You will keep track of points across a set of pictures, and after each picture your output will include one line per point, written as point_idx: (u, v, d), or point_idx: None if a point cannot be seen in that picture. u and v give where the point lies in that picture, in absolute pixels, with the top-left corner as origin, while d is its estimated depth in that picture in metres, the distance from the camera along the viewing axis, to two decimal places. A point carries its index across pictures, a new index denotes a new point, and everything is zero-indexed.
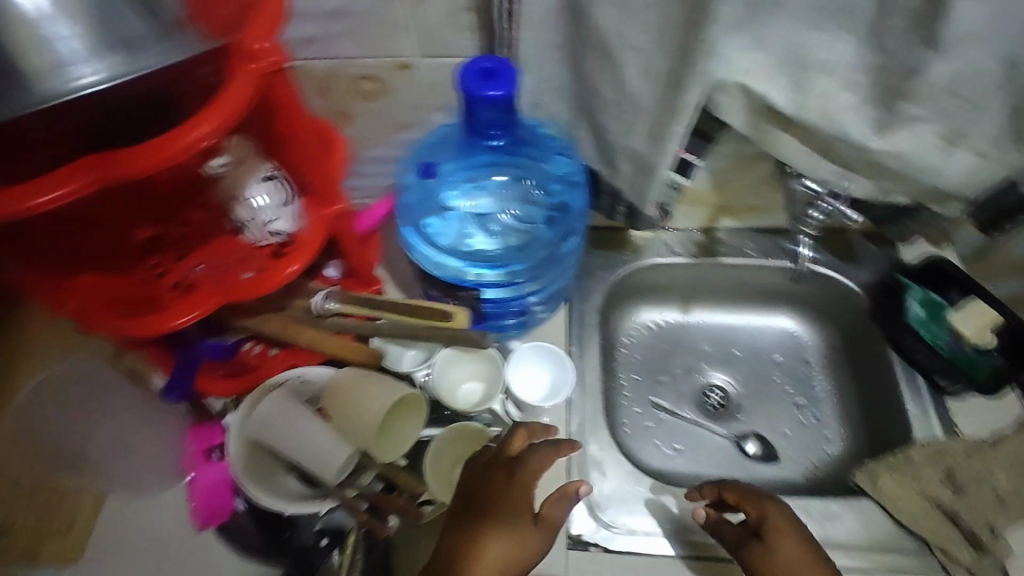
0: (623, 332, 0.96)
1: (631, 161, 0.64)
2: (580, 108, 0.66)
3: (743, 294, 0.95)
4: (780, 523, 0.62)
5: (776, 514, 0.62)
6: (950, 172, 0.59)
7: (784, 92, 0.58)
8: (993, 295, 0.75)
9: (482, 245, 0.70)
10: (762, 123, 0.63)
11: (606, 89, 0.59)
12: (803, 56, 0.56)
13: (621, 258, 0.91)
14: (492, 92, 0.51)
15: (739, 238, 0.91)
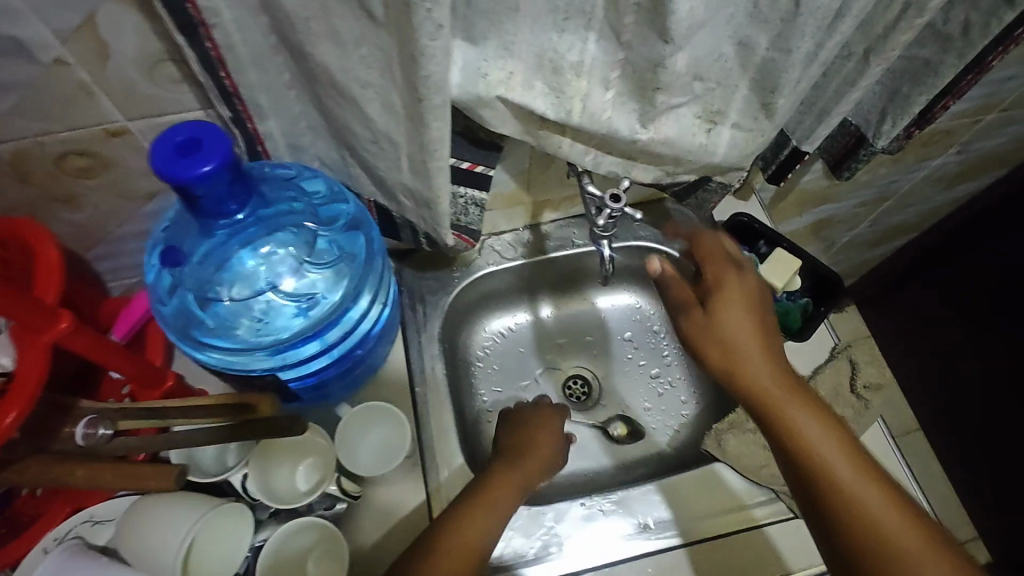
0: (474, 347, 0.92)
1: (410, 197, 0.58)
2: (344, 145, 0.59)
3: (583, 279, 0.94)
4: (741, 325, 0.60)
5: (731, 281, 0.63)
6: (718, 149, 0.61)
7: (546, 98, 0.55)
8: (792, 244, 0.82)
9: (254, 332, 0.60)
10: (536, 129, 0.60)
11: (358, 128, 0.53)
12: (552, 60, 0.53)
13: (452, 274, 0.86)
14: (203, 168, 0.43)
15: (564, 229, 0.90)
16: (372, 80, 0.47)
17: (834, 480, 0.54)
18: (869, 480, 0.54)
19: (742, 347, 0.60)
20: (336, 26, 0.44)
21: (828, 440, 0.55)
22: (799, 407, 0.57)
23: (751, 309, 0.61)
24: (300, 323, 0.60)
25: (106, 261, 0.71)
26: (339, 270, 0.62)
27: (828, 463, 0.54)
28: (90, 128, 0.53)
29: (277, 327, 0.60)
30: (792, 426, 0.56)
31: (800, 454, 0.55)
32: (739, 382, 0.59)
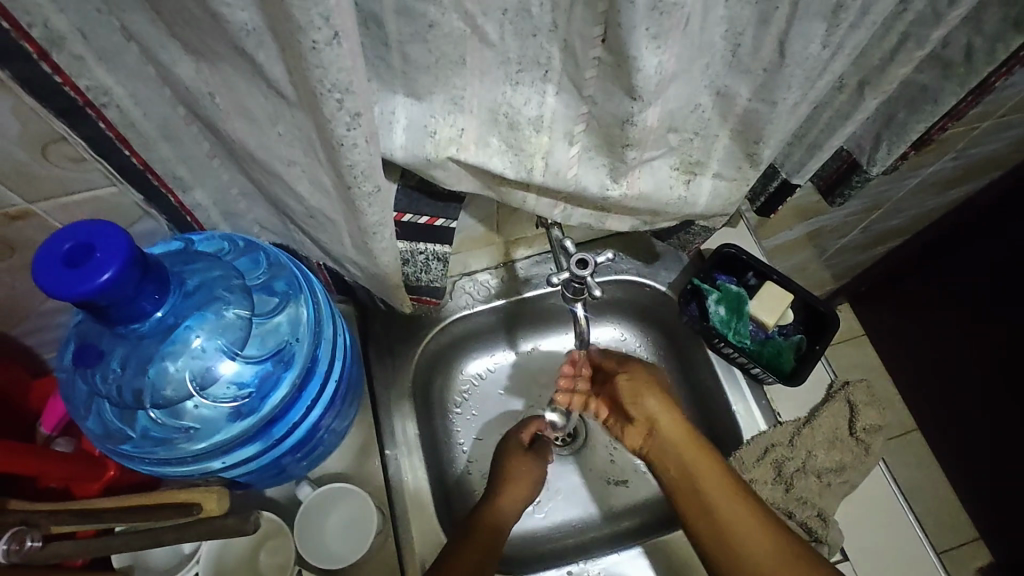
0: (450, 394, 0.85)
1: (359, 269, 0.52)
2: (281, 214, 0.52)
3: (563, 314, 0.88)
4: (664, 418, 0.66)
5: (640, 376, 0.69)
6: (699, 199, 0.55)
7: (503, 157, 0.49)
8: (783, 275, 0.77)
9: (189, 441, 0.53)
10: (497, 186, 0.54)
11: (292, 203, 0.47)
12: (508, 115, 0.46)
13: (422, 321, 0.80)
14: (101, 277, 0.37)
15: (539, 265, 0.84)
16: (296, 158, 0.41)
17: (757, 571, 0.57)
18: (797, 568, 0.56)
19: (684, 447, 0.64)
20: (247, 103, 0.38)
21: (757, 533, 0.58)
22: (708, 465, 0.63)
23: (672, 414, 0.66)
24: (243, 421, 0.54)
25: (32, 337, 0.64)
26: (282, 355, 0.56)
27: (759, 557, 0.57)
28: None
29: (214, 429, 0.54)
30: (711, 509, 0.61)
31: (722, 547, 0.59)
32: (684, 477, 0.63)
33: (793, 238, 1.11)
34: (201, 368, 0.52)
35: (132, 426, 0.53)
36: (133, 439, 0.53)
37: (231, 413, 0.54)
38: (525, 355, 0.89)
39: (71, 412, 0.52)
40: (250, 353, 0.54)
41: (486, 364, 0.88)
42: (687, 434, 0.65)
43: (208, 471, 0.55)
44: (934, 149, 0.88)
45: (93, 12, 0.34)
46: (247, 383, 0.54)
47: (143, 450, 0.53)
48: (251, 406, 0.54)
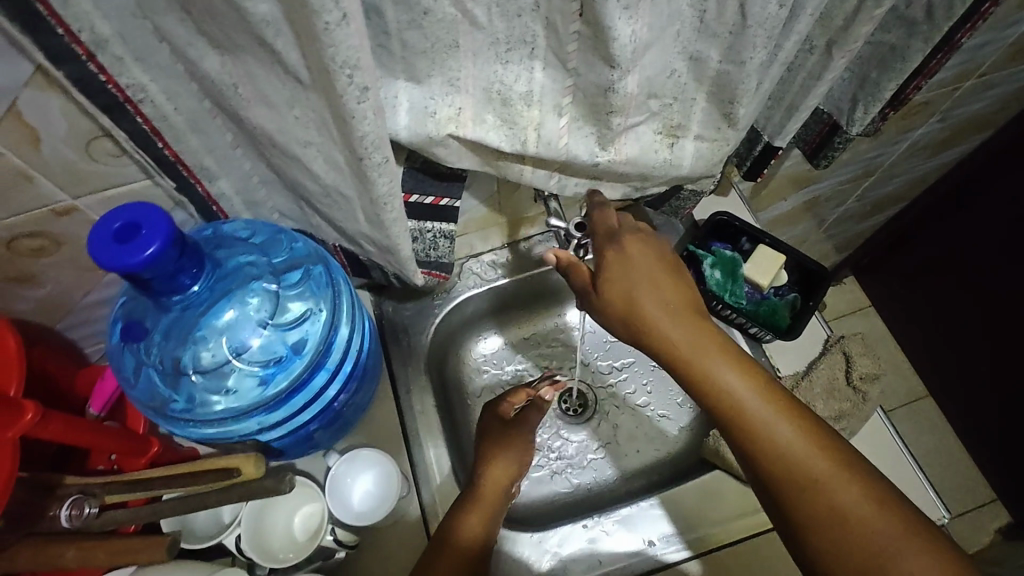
0: (464, 369, 0.90)
1: (372, 244, 0.57)
2: (299, 199, 0.57)
3: (565, 291, 0.92)
4: (679, 340, 0.52)
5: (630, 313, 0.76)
6: (683, 162, 0.59)
7: (499, 132, 0.54)
8: (774, 238, 0.81)
9: (224, 403, 0.58)
10: (494, 160, 0.58)
11: (308, 183, 0.51)
12: (500, 93, 0.51)
13: (432, 303, 0.85)
14: (149, 250, 0.42)
15: (543, 244, 0.88)
16: (311, 139, 0.46)
17: (848, 521, 0.47)
18: (900, 529, 0.46)
19: (640, 314, 0.53)
20: (266, 90, 0.42)
21: (812, 454, 0.49)
22: (710, 350, 0.52)
23: (684, 306, 0.54)
24: (273, 386, 0.59)
25: (75, 330, 0.69)
26: (306, 328, 0.60)
27: (814, 487, 0.48)
28: (36, 210, 0.52)
29: (253, 392, 0.59)
30: (710, 380, 0.51)
31: (781, 470, 0.49)
32: (726, 403, 0.51)
33: (789, 212, 1.15)
34: (237, 337, 0.58)
35: (177, 395, 0.57)
36: (178, 404, 0.58)
37: (262, 381, 0.59)
38: (533, 331, 0.94)
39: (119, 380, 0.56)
40: (278, 325, 0.60)
41: (499, 341, 0.92)
42: (708, 337, 0.53)
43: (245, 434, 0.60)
44: (917, 110, 0.91)
45: (132, 15, 0.39)
46: (276, 353, 0.59)
47: (186, 414, 0.57)
48: (282, 373, 0.59)
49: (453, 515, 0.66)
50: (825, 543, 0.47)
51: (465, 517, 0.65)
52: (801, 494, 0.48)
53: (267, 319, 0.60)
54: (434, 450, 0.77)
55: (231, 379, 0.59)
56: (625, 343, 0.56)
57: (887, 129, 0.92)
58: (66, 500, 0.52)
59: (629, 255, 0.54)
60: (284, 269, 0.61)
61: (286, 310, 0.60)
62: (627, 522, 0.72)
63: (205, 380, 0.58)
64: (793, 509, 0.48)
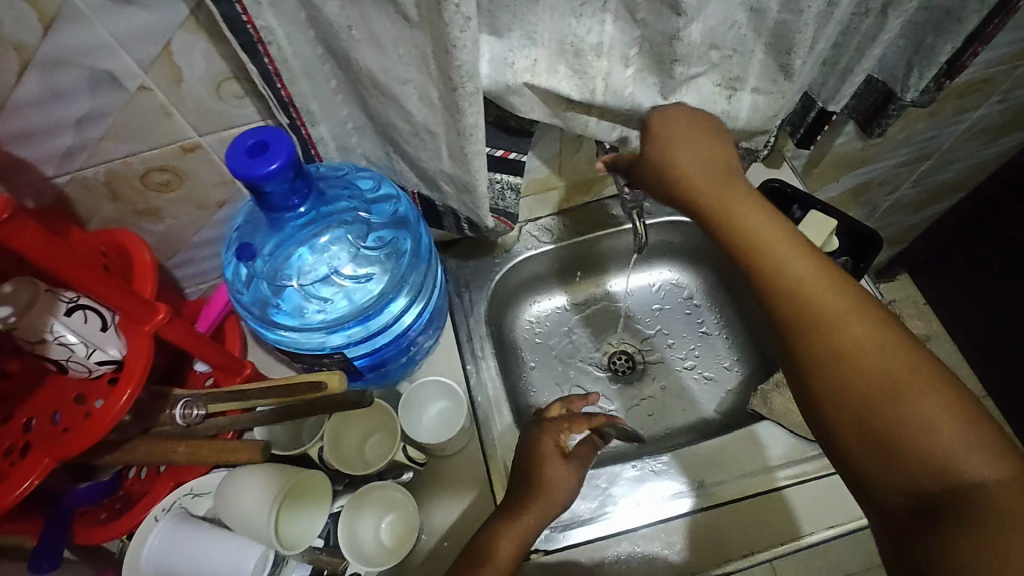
0: (519, 326, 0.96)
1: (451, 183, 0.63)
2: (388, 144, 0.64)
3: (616, 257, 0.98)
4: (704, 187, 0.56)
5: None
6: (739, 114, 0.63)
7: (570, 81, 0.59)
8: (826, 204, 0.83)
9: (319, 313, 0.66)
10: (564, 112, 0.64)
11: (400, 123, 0.58)
12: (573, 45, 0.56)
13: (493, 262, 0.90)
14: (272, 166, 0.49)
15: (598, 210, 0.93)
16: (410, 77, 0.53)
17: (851, 356, 0.47)
18: (907, 363, 0.46)
19: (670, 165, 0.58)
20: (377, 30, 0.49)
21: (826, 296, 0.50)
22: (738, 197, 0.55)
23: (717, 167, 0.57)
24: (362, 302, 0.67)
25: (183, 268, 0.78)
26: (392, 254, 0.69)
27: (823, 323, 0.49)
28: (169, 144, 0.61)
29: (344, 306, 0.67)
30: (731, 220, 0.55)
31: (795, 307, 0.50)
32: (747, 243, 0.54)
33: (842, 195, 1.16)
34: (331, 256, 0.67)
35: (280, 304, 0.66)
36: (280, 312, 0.66)
37: (352, 297, 0.67)
38: (584, 294, 0.99)
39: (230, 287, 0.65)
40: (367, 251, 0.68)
41: (550, 302, 0.98)
42: (735, 190, 0.56)
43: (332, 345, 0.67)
44: (975, 87, 0.92)
45: None
46: (364, 274, 0.68)
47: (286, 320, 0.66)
48: (369, 292, 0.68)
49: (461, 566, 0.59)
50: (828, 377, 0.48)
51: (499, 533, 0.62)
52: (811, 331, 0.49)
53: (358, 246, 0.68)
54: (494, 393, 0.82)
55: (326, 293, 0.67)
56: (660, 200, 0.61)
57: (943, 106, 0.93)
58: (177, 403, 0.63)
59: (666, 116, 0.59)
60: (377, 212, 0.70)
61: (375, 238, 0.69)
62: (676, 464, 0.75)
63: (298, 293, 0.67)
64: (802, 346, 0.50)
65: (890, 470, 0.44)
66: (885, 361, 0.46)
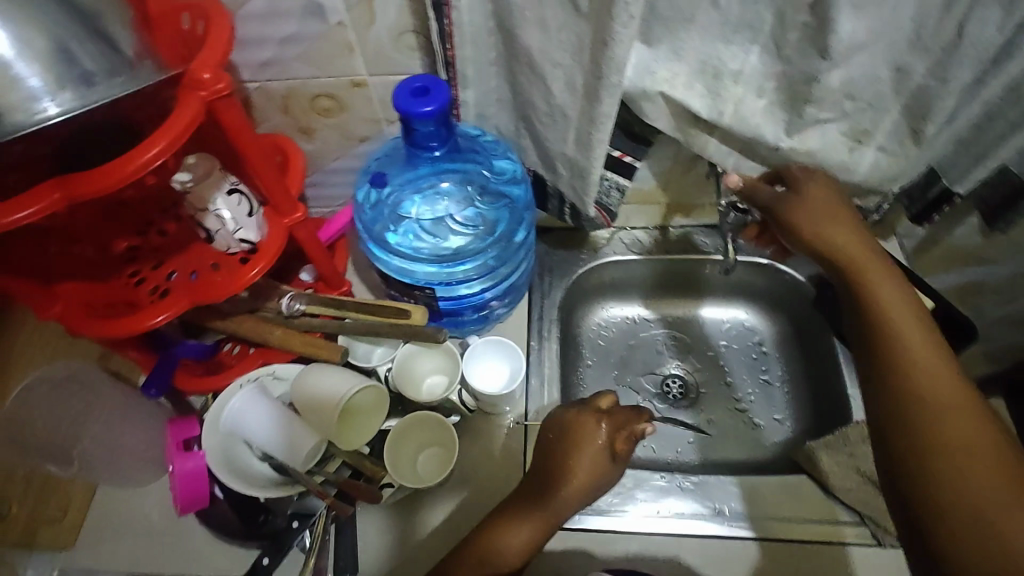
0: (586, 323, 1.00)
1: (567, 166, 0.69)
2: (521, 119, 0.71)
3: (697, 285, 0.99)
4: (835, 234, 0.60)
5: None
6: (858, 168, 0.65)
7: (703, 100, 0.63)
8: (929, 285, 0.82)
9: (426, 245, 0.74)
10: (688, 128, 0.68)
11: (540, 102, 0.65)
12: (715, 67, 0.61)
13: (579, 257, 0.95)
14: (426, 108, 0.57)
15: (692, 235, 0.96)
16: (563, 61, 0.59)
17: (928, 399, 0.49)
18: (981, 426, 0.47)
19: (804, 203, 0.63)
20: (547, 14, 0.56)
21: (923, 349, 0.51)
22: (862, 249, 0.59)
23: (849, 218, 0.61)
24: (463, 246, 0.74)
25: (314, 188, 0.88)
26: (501, 213, 0.76)
27: (916, 368, 0.50)
28: (341, 77, 0.70)
29: (448, 245, 0.74)
30: (854, 266, 0.58)
31: (886, 348, 0.53)
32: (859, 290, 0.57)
33: None
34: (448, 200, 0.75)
35: (396, 229, 0.75)
36: (393, 235, 0.75)
37: (457, 240, 0.75)
38: (656, 311, 1.01)
39: (358, 206, 0.75)
40: (480, 204, 0.76)
41: (622, 309, 1.01)
42: (862, 243, 0.60)
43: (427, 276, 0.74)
44: None
45: None
46: (472, 222, 0.75)
47: (396, 243, 0.74)
48: (472, 239, 0.75)
49: (494, 529, 0.63)
50: (897, 412, 0.49)
51: (512, 522, 0.63)
52: (896, 370, 0.51)
53: (474, 198, 0.76)
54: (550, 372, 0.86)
55: (435, 230, 0.75)
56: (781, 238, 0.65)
57: None
58: (285, 295, 0.74)
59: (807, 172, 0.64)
60: (498, 186, 0.76)
61: (490, 194, 0.76)
62: (703, 488, 0.76)
63: (413, 224, 0.75)
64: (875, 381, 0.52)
65: (941, 510, 0.44)
66: (959, 415, 0.47)
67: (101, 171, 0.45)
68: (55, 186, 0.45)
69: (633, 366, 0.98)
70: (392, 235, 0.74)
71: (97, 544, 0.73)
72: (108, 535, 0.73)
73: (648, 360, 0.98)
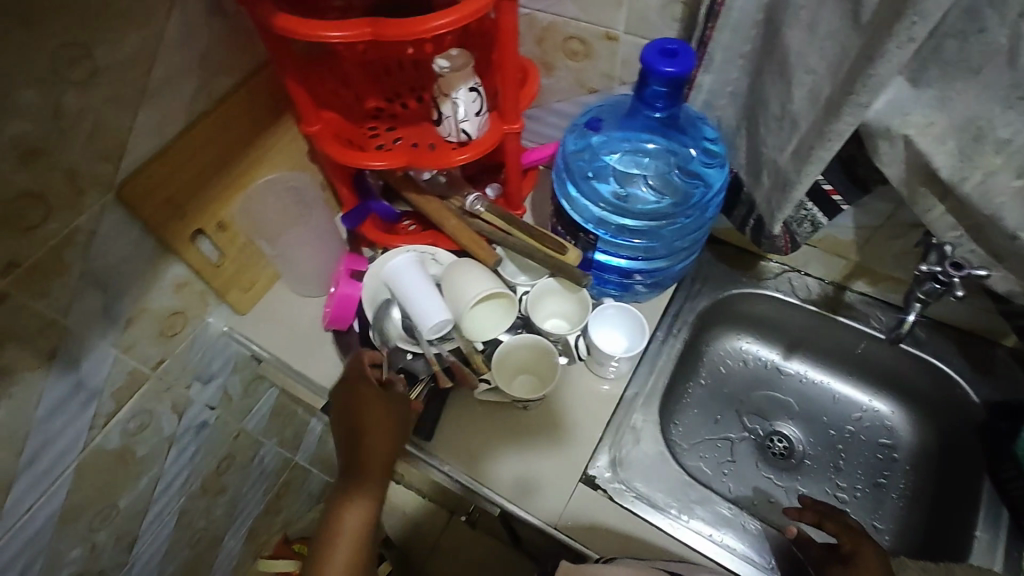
0: (718, 344, 0.97)
1: (772, 175, 0.69)
2: (747, 118, 0.72)
3: (849, 358, 0.92)
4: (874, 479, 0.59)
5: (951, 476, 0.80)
6: None
7: (949, 158, 0.59)
8: None
9: (610, 192, 0.79)
10: (918, 184, 0.64)
11: (773, 104, 0.65)
12: (981, 128, 0.56)
13: (739, 278, 0.94)
14: (667, 68, 0.62)
15: (866, 306, 0.90)
16: (816, 69, 0.59)
17: None
18: None
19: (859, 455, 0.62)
20: (821, 20, 0.57)
21: None
22: None
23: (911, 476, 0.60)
24: (642, 206, 0.78)
25: (531, 119, 0.96)
26: (689, 192, 0.78)
27: None
28: (600, 27, 0.76)
29: (628, 201, 0.79)
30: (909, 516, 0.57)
31: None
32: None
33: None
34: (646, 165, 0.80)
35: (588, 170, 0.81)
36: (585, 172, 0.81)
37: (639, 200, 0.79)
38: (792, 365, 0.96)
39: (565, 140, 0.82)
40: (674, 178, 0.79)
41: (759, 346, 0.97)
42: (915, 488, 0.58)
43: (601, 217, 0.78)
44: None
45: None
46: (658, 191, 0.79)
47: (585, 179, 0.80)
48: (652, 205, 0.78)
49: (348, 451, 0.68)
50: None
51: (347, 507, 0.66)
52: None
53: (669, 170, 0.80)
54: (662, 365, 0.87)
55: (622, 185, 0.80)
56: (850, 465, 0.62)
57: None
58: (471, 195, 0.84)
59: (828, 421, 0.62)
60: (690, 173, 0.79)
61: (686, 172, 0.79)
62: (762, 541, 0.74)
63: (606, 172, 0.81)
64: None
65: None
66: None
67: (400, 22, 0.56)
68: (368, 25, 0.57)
69: (743, 404, 0.95)
70: (583, 173, 0.80)
71: (258, 322, 0.89)
72: (268, 319, 0.90)
73: (762, 405, 0.94)
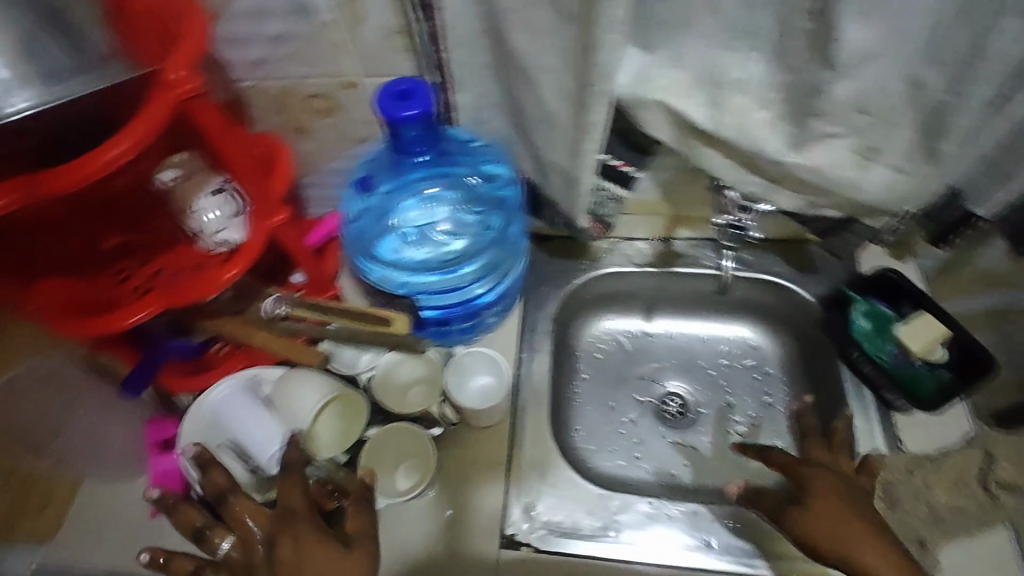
0: (584, 335, 0.96)
1: (559, 175, 0.66)
2: (516, 123, 0.69)
3: (701, 301, 0.95)
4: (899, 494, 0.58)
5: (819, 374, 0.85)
6: (869, 187, 0.62)
7: (703, 109, 0.60)
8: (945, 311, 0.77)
9: (411, 254, 0.77)
10: (688, 138, 0.64)
11: (532, 107, 0.62)
12: (717, 75, 0.58)
13: (578, 266, 0.92)
14: (406, 112, 0.56)
15: (696, 249, 0.92)
16: (554, 66, 0.57)
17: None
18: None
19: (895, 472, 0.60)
20: (537, 18, 0.54)
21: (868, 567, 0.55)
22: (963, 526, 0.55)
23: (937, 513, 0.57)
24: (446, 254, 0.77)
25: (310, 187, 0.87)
26: (485, 219, 0.78)
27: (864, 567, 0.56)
28: (333, 77, 0.69)
29: (431, 255, 0.77)
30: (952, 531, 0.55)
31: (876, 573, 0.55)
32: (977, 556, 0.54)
33: None
34: (433, 211, 0.78)
35: (381, 240, 0.78)
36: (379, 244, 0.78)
37: (441, 248, 0.78)
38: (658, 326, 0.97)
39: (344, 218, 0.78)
40: (464, 211, 0.78)
41: (622, 322, 0.97)
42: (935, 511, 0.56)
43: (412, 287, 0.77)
44: None
45: None
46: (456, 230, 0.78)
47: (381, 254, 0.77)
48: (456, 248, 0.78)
49: None
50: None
51: None
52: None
53: (458, 205, 0.78)
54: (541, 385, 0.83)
55: (419, 240, 0.78)
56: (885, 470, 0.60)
57: None
58: (271, 297, 0.73)
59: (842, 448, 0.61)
60: (479, 200, 0.78)
61: (474, 200, 0.78)
62: (691, 519, 0.73)
63: (398, 235, 0.78)
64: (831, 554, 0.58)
65: None
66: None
67: (63, 169, 0.46)
68: (25, 183, 0.46)
69: (630, 381, 0.94)
70: (377, 247, 0.77)
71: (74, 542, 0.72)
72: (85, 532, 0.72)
73: (646, 376, 0.95)
